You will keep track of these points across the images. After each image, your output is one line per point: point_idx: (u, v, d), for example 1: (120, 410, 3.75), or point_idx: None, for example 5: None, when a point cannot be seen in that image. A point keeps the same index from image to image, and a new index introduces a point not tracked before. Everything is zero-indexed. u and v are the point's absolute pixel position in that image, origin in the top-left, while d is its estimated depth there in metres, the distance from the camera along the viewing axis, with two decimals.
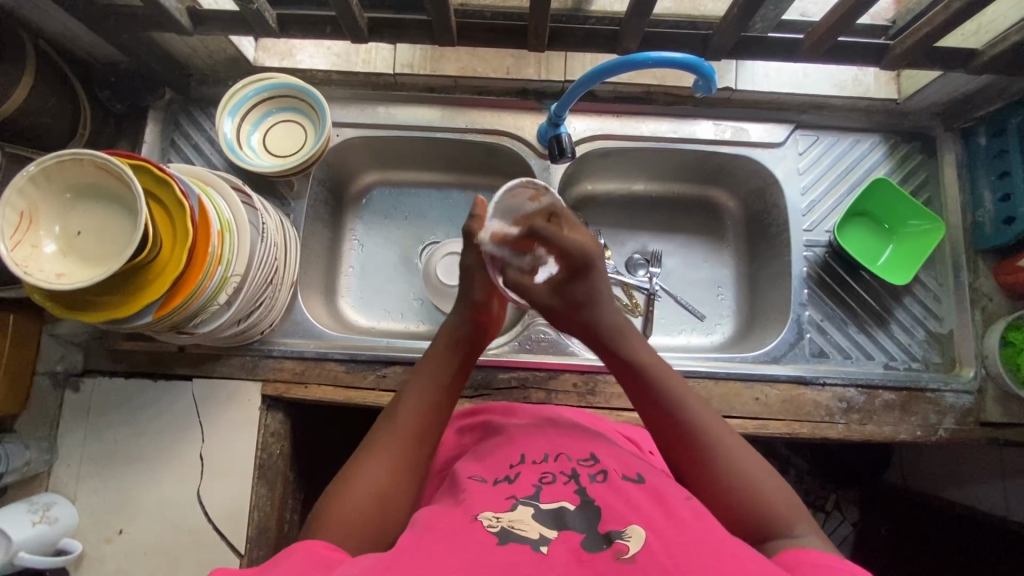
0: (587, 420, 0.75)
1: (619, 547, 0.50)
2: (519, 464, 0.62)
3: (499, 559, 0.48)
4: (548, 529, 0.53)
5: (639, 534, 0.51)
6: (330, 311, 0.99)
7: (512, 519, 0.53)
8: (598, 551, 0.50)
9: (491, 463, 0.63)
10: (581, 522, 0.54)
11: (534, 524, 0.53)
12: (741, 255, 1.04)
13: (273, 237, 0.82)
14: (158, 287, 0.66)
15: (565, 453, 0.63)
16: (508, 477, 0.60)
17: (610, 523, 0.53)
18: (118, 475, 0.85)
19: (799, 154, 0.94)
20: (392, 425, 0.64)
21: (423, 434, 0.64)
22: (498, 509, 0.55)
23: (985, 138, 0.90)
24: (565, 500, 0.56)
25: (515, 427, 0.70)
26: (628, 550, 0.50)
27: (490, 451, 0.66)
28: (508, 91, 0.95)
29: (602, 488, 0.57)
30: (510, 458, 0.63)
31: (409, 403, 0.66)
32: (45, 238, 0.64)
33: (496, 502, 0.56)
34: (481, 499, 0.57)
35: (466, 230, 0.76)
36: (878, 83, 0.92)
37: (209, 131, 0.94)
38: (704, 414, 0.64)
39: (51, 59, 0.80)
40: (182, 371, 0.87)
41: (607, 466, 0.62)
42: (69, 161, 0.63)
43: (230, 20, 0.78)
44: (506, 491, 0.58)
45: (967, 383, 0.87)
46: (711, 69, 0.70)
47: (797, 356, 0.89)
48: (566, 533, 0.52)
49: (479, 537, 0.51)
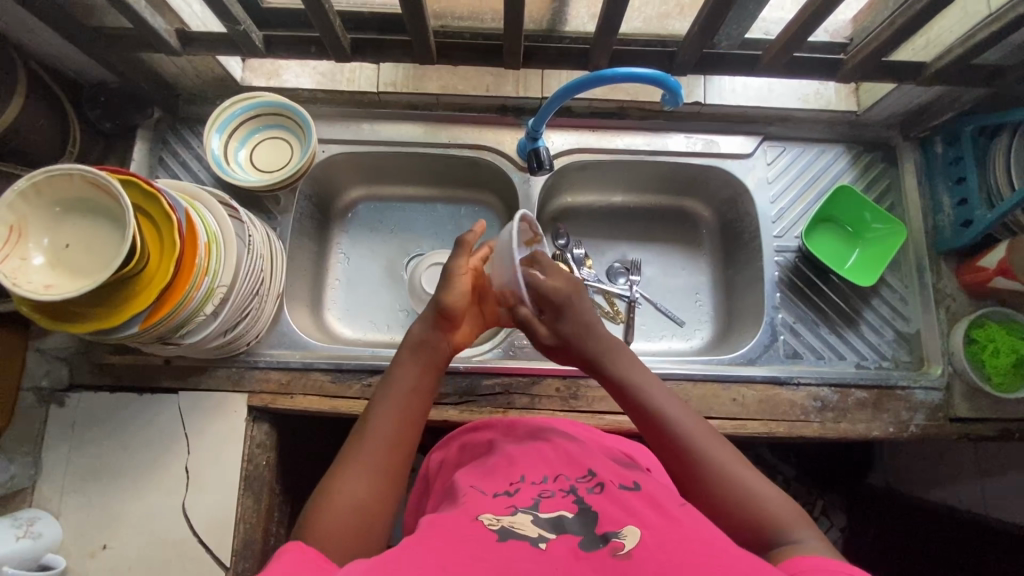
0: (584, 436, 0.76)
1: (616, 545, 0.51)
2: (520, 483, 0.62)
3: (499, 553, 0.50)
4: (546, 530, 0.54)
5: (635, 533, 0.52)
6: (316, 324, 1.01)
7: (513, 520, 0.55)
8: (594, 549, 0.51)
9: (492, 479, 0.64)
10: (578, 525, 0.54)
11: (532, 525, 0.54)
12: (717, 262, 1.08)
13: (260, 249, 0.84)
14: (147, 295, 0.67)
15: (564, 472, 0.64)
16: (508, 491, 0.61)
17: (607, 525, 0.54)
18: (102, 490, 0.84)
19: (767, 164, 0.99)
20: (369, 431, 0.65)
21: (401, 436, 0.65)
22: (499, 512, 0.57)
23: (942, 146, 0.95)
24: (565, 509, 0.57)
25: (514, 444, 0.71)
26: (623, 546, 0.51)
27: (491, 467, 0.67)
28: (488, 108, 0.99)
29: (601, 497, 0.58)
30: (511, 476, 0.64)
31: (386, 408, 0.66)
32: (34, 251, 0.66)
33: (496, 508, 0.57)
34: (480, 505, 0.58)
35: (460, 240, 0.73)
36: (839, 97, 0.97)
37: (197, 149, 0.97)
38: (695, 425, 0.65)
39: (42, 79, 0.83)
40: (168, 384, 0.88)
41: (604, 477, 0.63)
42: (59, 175, 0.65)
43: (218, 41, 0.81)
44: (507, 501, 0.59)
45: (935, 380, 0.90)
46: (677, 83, 0.74)
47: (772, 357, 0.92)
48: (563, 534, 0.53)
49: (480, 535, 0.52)
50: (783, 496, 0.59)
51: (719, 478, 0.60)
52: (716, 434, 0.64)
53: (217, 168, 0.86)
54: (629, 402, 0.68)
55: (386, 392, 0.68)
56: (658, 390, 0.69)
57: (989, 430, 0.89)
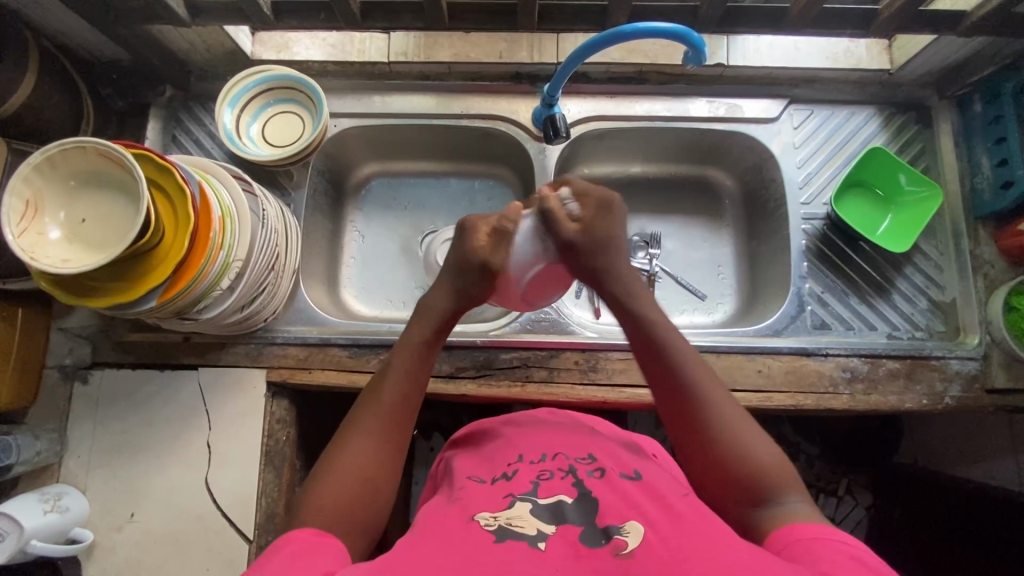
0: (592, 421, 0.75)
1: (618, 544, 0.50)
2: (518, 463, 0.64)
3: (496, 553, 0.48)
4: (545, 523, 0.53)
5: (638, 531, 0.51)
6: (332, 301, 1.00)
7: (510, 518, 0.54)
8: (597, 547, 0.50)
9: (492, 465, 0.65)
10: (579, 514, 0.54)
11: (531, 520, 0.53)
12: (740, 233, 1.05)
13: (273, 224, 0.83)
14: (162, 270, 0.67)
15: (564, 452, 0.65)
16: (507, 476, 0.62)
17: (608, 518, 0.53)
18: (126, 465, 0.86)
19: (794, 129, 0.95)
20: (374, 402, 0.64)
21: (402, 412, 0.65)
22: (496, 509, 0.55)
23: (981, 105, 0.90)
24: (563, 493, 0.57)
25: (515, 429, 0.72)
26: (627, 546, 0.49)
27: (493, 454, 0.68)
28: (502, 76, 0.96)
29: (600, 482, 0.59)
30: (510, 459, 0.65)
31: (389, 384, 0.65)
32: (50, 225, 0.66)
33: (495, 501, 0.57)
34: (477, 501, 0.58)
35: (546, 211, 0.71)
36: (870, 55, 0.93)
37: (209, 125, 0.96)
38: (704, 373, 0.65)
39: (54, 57, 0.82)
40: (188, 360, 0.89)
41: (605, 463, 0.63)
42: (73, 149, 0.65)
43: (226, 10, 0.78)
44: (504, 490, 0.59)
45: (972, 350, 0.86)
46: (701, 39, 0.71)
47: (799, 329, 0.89)
48: (563, 527, 0.52)
49: (475, 537, 0.51)
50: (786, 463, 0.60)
51: (707, 413, 0.62)
52: (742, 410, 0.64)
53: (229, 142, 0.86)
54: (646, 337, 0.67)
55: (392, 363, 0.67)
56: (682, 344, 0.67)
57: None
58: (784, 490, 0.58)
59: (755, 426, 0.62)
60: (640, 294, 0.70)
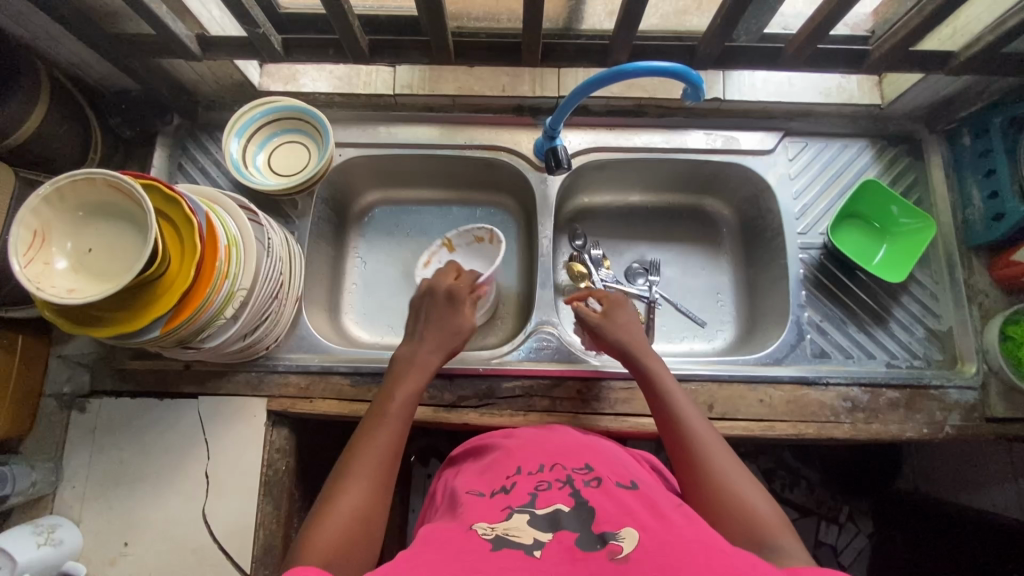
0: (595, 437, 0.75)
1: (613, 548, 0.51)
2: (516, 475, 0.64)
3: (494, 562, 0.49)
4: (542, 532, 0.54)
5: (633, 536, 0.52)
6: (334, 327, 1.01)
7: (507, 528, 0.55)
8: (592, 551, 0.51)
9: (491, 477, 0.66)
10: (575, 523, 0.55)
11: (528, 530, 0.54)
12: (738, 261, 1.06)
13: (279, 253, 0.84)
14: (167, 300, 0.68)
15: (561, 463, 0.65)
16: (505, 487, 0.63)
17: (605, 524, 0.54)
18: (123, 495, 0.84)
19: (789, 160, 0.97)
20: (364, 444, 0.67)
21: (391, 449, 0.67)
22: (494, 520, 0.57)
23: (969, 138, 0.92)
24: (560, 504, 0.58)
25: (512, 441, 0.72)
26: (622, 549, 0.50)
27: (491, 464, 0.69)
28: (504, 108, 0.99)
29: (595, 491, 0.59)
30: (507, 470, 0.66)
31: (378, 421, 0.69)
32: (57, 255, 0.66)
33: (493, 514, 0.58)
34: (477, 511, 0.59)
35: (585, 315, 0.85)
36: (862, 91, 0.95)
37: (215, 154, 0.98)
38: (708, 433, 0.69)
39: (64, 87, 0.84)
40: (187, 389, 0.88)
41: (602, 473, 0.63)
42: (83, 181, 0.66)
43: (235, 46, 0.79)
44: (502, 503, 0.60)
45: (970, 379, 0.87)
46: (699, 76, 0.72)
47: (799, 357, 0.90)
48: (559, 535, 0.53)
49: (476, 543, 0.52)
50: (777, 512, 0.61)
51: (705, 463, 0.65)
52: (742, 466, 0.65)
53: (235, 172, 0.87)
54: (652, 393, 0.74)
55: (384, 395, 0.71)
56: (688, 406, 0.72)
57: None
58: (779, 530, 0.58)
59: (755, 482, 0.64)
60: (650, 357, 0.78)
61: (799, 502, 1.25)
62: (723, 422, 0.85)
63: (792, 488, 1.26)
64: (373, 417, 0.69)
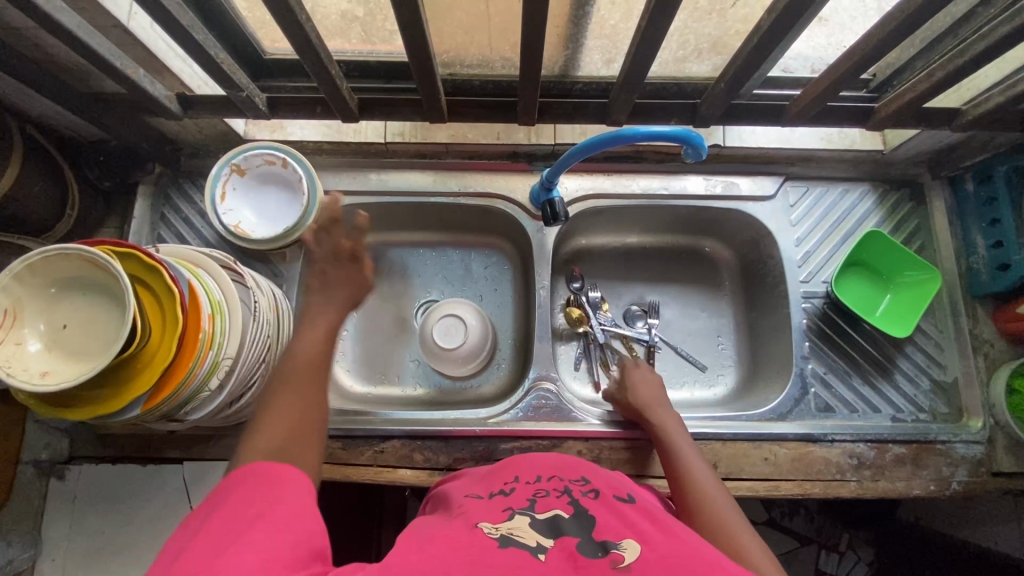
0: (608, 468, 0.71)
1: (616, 557, 0.48)
2: (513, 484, 0.62)
3: (495, 560, 0.47)
4: (544, 537, 0.51)
5: (635, 547, 0.49)
6: (325, 380, 0.98)
7: (511, 528, 0.53)
8: (594, 558, 0.48)
9: (489, 484, 0.64)
10: (576, 528, 0.52)
11: (531, 532, 0.52)
12: (739, 305, 1.04)
13: (266, 315, 0.81)
14: (147, 378, 0.64)
15: (559, 476, 0.64)
16: (503, 493, 0.61)
17: (606, 533, 0.52)
18: (105, 569, 0.81)
19: (790, 206, 0.95)
20: (294, 358, 0.65)
21: (320, 361, 0.67)
22: (496, 520, 0.54)
23: (973, 185, 0.91)
24: (560, 509, 0.56)
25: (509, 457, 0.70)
26: (623, 559, 0.48)
27: (490, 475, 0.67)
28: (499, 155, 0.96)
29: (595, 502, 0.57)
30: (505, 479, 0.64)
31: (307, 331, 0.68)
32: (30, 336, 0.62)
33: (493, 514, 0.56)
34: (476, 513, 0.56)
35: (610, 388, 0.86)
36: (863, 136, 0.93)
37: (198, 203, 0.95)
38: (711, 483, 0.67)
39: (39, 142, 0.80)
40: (171, 454, 0.84)
41: (599, 485, 0.62)
42: (55, 256, 0.62)
43: (220, 104, 0.76)
44: (502, 506, 0.58)
45: (976, 434, 0.85)
46: (701, 137, 0.69)
47: (803, 413, 0.88)
48: (561, 539, 0.51)
49: (479, 540, 0.50)
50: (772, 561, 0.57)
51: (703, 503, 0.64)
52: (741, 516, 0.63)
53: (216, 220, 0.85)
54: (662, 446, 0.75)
55: (298, 339, 0.67)
56: (695, 458, 0.72)
57: None
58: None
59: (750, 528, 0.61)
60: (662, 411, 0.80)
61: (800, 531, 1.24)
62: (728, 482, 0.82)
63: (791, 518, 1.25)
64: (303, 322, 0.69)
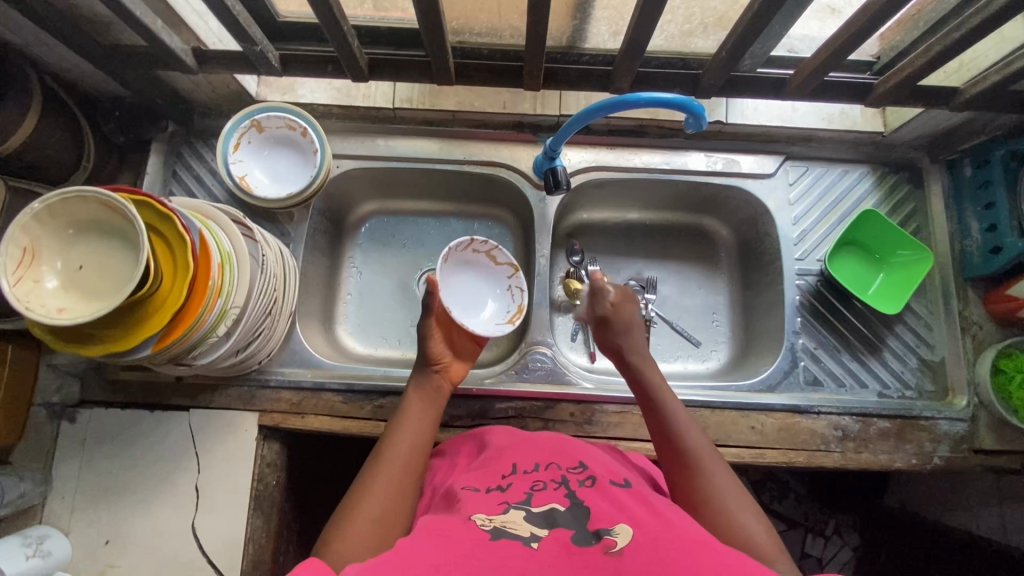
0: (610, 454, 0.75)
1: (608, 543, 0.51)
2: (511, 473, 0.64)
3: (491, 552, 0.50)
4: (538, 528, 0.54)
5: (627, 532, 0.52)
6: (328, 340, 1.00)
7: (505, 520, 0.55)
8: (586, 546, 0.51)
9: (483, 468, 0.66)
10: (570, 520, 0.55)
11: (525, 525, 0.54)
12: (735, 282, 1.06)
13: (273, 268, 0.83)
14: (157, 321, 0.66)
15: (556, 462, 0.65)
16: (501, 485, 0.62)
17: (599, 522, 0.54)
18: (111, 508, 0.84)
19: (789, 185, 0.97)
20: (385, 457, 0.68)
21: (414, 460, 0.69)
22: (492, 512, 0.56)
23: (970, 169, 0.92)
24: (556, 502, 0.58)
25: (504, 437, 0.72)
26: (616, 545, 0.51)
27: (484, 457, 0.69)
28: (505, 125, 0.98)
29: (590, 491, 0.60)
30: (501, 465, 0.66)
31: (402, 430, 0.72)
32: (47, 274, 0.65)
33: (489, 505, 0.58)
34: (474, 503, 0.58)
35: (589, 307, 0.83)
36: (864, 118, 0.94)
37: (210, 162, 0.97)
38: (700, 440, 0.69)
39: (57, 93, 0.82)
40: (177, 402, 0.88)
41: (595, 472, 0.64)
42: (74, 198, 0.65)
43: (234, 60, 0.78)
44: (499, 495, 0.59)
45: (960, 411, 0.87)
46: (702, 107, 0.71)
47: (792, 385, 0.90)
48: (555, 530, 0.53)
49: (473, 534, 0.52)
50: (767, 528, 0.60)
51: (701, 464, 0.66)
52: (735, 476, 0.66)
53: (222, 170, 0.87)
54: (649, 400, 0.74)
55: (395, 436, 0.71)
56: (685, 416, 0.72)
57: (1016, 462, 0.87)
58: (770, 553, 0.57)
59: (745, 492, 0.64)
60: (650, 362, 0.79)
61: (788, 514, 1.24)
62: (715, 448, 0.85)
63: (779, 501, 1.25)
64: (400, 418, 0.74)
